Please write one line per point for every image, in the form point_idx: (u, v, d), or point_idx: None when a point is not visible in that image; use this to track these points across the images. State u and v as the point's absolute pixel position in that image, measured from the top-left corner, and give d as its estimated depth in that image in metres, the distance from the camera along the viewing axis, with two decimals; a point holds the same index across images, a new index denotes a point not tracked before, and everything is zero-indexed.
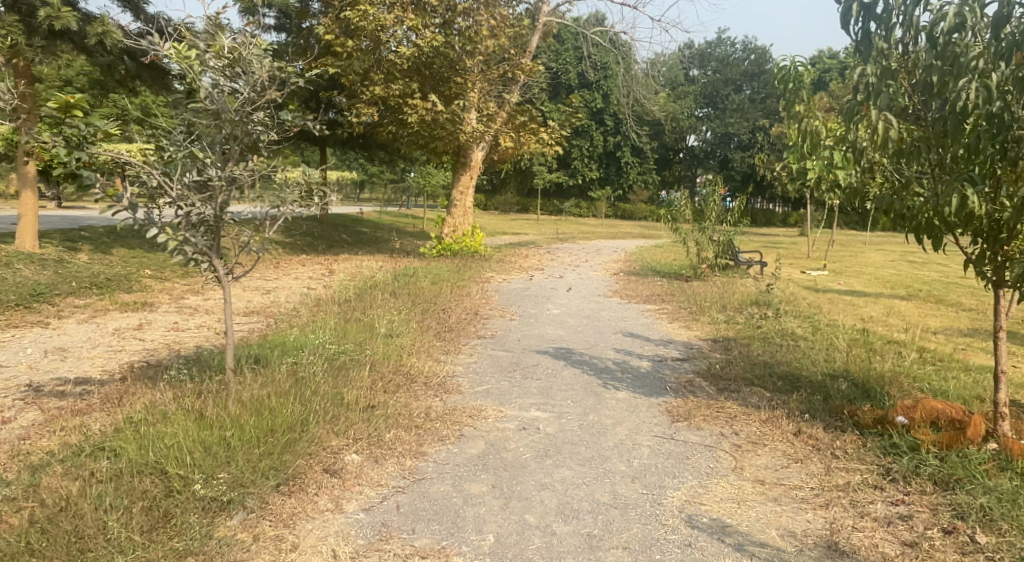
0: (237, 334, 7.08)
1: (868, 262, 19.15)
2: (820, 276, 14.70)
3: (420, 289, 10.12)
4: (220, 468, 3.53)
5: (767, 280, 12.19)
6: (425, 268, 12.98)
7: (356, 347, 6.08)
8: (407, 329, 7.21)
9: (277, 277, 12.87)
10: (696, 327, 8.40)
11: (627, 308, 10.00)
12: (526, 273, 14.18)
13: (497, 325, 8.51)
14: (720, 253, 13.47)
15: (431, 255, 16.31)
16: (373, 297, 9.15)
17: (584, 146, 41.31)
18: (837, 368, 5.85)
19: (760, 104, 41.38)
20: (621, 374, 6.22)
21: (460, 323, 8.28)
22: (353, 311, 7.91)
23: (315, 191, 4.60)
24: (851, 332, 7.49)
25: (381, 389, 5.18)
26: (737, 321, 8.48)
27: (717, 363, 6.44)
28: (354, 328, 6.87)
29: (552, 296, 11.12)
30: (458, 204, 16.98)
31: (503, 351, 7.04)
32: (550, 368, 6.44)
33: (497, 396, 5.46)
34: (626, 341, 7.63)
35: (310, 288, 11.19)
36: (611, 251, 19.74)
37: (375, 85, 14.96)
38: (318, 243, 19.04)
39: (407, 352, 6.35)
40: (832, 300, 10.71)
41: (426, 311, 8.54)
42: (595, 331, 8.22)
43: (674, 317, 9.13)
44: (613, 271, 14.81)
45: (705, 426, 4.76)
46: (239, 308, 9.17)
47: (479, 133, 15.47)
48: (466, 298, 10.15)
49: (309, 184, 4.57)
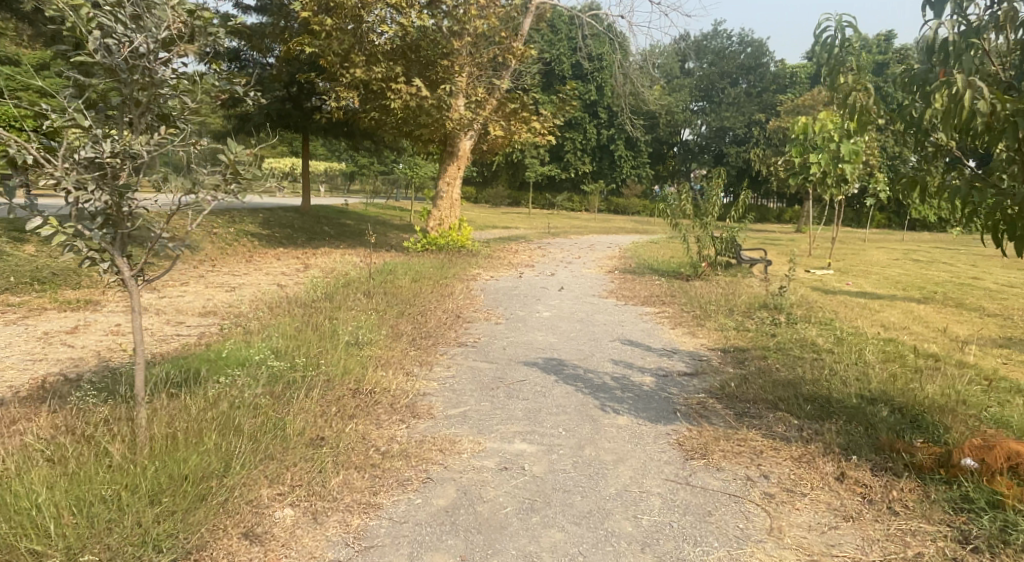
0: (180, 340, 6.18)
1: (873, 261, 18.35)
2: (827, 275, 13.88)
3: (398, 289, 9.19)
4: (91, 542, 2.73)
5: (773, 281, 11.36)
6: (406, 264, 12.10)
7: (310, 360, 5.18)
8: (378, 338, 6.30)
9: (246, 272, 11.94)
10: (702, 335, 7.53)
11: (624, 311, 9.11)
12: (516, 270, 13.30)
13: (480, 331, 7.62)
14: (722, 250, 12.62)
15: (415, 250, 15.42)
16: (344, 297, 8.22)
17: (576, 138, 40.42)
18: (875, 390, 5.01)
19: (757, 98, 40.65)
20: (620, 394, 5.35)
21: (438, 328, 7.40)
22: (317, 315, 6.98)
23: (242, 175, 3.64)
24: (879, 342, 6.65)
25: (334, 414, 4.30)
26: (747, 328, 7.63)
27: (732, 381, 5.58)
28: (313, 336, 5.94)
29: (542, 296, 10.24)
30: (445, 196, 16.07)
31: (485, 364, 6.14)
32: (539, 385, 5.54)
33: (475, 422, 4.57)
34: (626, 352, 6.75)
35: (279, 285, 10.26)
36: (605, 247, 18.88)
37: (356, 68, 13.97)
38: (297, 236, 18.12)
39: (373, 367, 5.44)
40: (845, 303, 9.89)
41: (401, 315, 7.63)
42: (589, 339, 7.33)
43: (677, 322, 8.26)
44: (608, 268, 13.93)
45: (726, 467, 3.91)
46: (195, 307, 8.27)
47: (468, 120, 14.55)
48: (448, 298, 9.24)
49: (234, 169, 3.60)
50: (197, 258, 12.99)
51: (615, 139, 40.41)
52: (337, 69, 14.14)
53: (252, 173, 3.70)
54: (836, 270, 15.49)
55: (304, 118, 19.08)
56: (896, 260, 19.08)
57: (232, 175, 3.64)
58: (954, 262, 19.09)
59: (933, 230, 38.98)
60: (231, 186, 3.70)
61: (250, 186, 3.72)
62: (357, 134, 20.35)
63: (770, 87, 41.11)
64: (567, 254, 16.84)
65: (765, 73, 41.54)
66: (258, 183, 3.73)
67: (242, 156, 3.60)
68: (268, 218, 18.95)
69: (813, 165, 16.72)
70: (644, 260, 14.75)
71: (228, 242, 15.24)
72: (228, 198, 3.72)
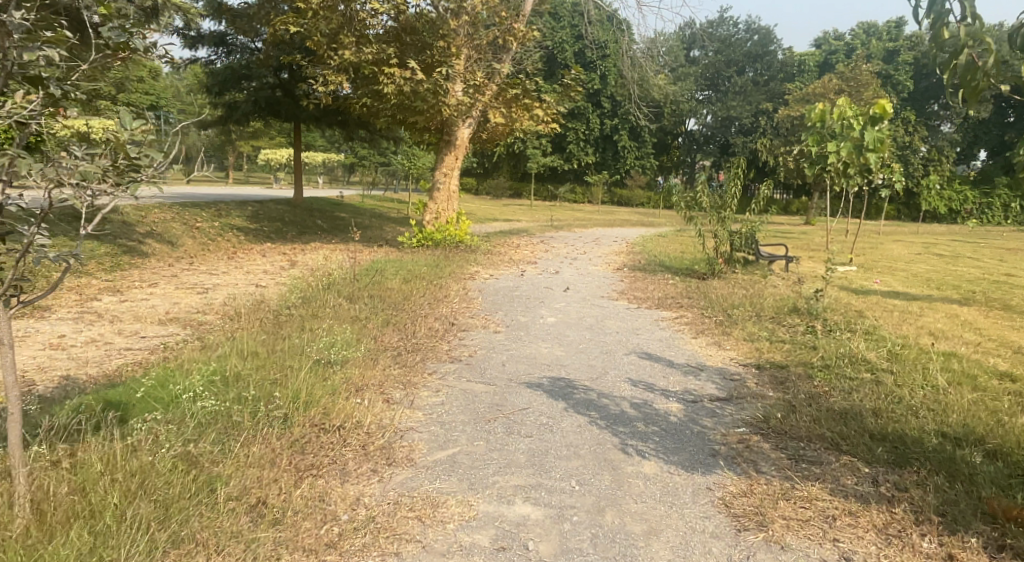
0: (122, 359, 5.25)
1: (894, 255, 17.46)
2: (850, 273, 12.96)
3: (387, 293, 8.23)
4: None
5: (798, 280, 10.45)
6: (397, 262, 11.18)
7: (266, 388, 4.23)
8: (356, 355, 5.37)
9: (226, 271, 11.00)
10: (730, 347, 6.60)
11: (638, 317, 8.17)
12: (517, 267, 12.36)
13: (476, 341, 6.69)
14: (740, 246, 11.68)
15: (410, 245, 14.56)
16: (322, 303, 7.28)
17: (580, 128, 39.36)
18: (959, 429, 4.10)
19: (764, 86, 39.71)
20: (645, 426, 4.42)
21: (428, 340, 6.48)
22: (289, 325, 6.06)
23: (136, 159, 2.93)
24: (938, 358, 5.74)
25: (280, 469, 3.37)
26: (782, 339, 6.70)
27: (777, 411, 4.64)
28: (274, 355, 5.00)
29: (545, 298, 9.30)
30: (441, 188, 15.09)
31: (480, 387, 5.20)
32: (545, 415, 4.59)
33: (466, 473, 3.63)
34: (645, 370, 5.81)
35: (258, 286, 9.33)
36: (611, 241, 17.93)
37: (345, 49, 12.99)
38: (287, 231, 17.22)
39: (344, 396, 4.50)
40: (881, 305, 8.99)
41: (386, 325, 6.69)
42: (601, 352, 6.42)
43: (699, 330, 7.33)
44: (616, 265, 13.00)
45: (795, 544, 3.02)
46: (158, 313, 7.34)
47: (465, 106, 13.59)
48: (442, 303, 8.29)
49: (125, 151, 2.90)
50: (173, 257, 12.05)
51: (618, 129, 39.40)
52: (324, 50, 13.15)
53: (150, 159, 3.01)
54: (859, 265, 14.59)
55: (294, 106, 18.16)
56: (917, 254, 18.20)
57: (126, 160, 2.92)
58: (978, 256, 18.20)
59: (944, 222, 38.05)
60: (122, 176, 2.97)
61: (148, 177, 3.03)
62: (350, 122, 19.43)
63: (778, 75, 40.15)
64: (572, 249, 15.88)
65: (773, 61, 40.52)
66: (161, 171, 3.07)
67: (135, 133, 2.92)
68: (256, 210, 18.00)
69: (831, 154, 15.80)
70: (655, 255, 13.81)
71: (211, 238, 14.29)
72: (118, 191, 2.99)
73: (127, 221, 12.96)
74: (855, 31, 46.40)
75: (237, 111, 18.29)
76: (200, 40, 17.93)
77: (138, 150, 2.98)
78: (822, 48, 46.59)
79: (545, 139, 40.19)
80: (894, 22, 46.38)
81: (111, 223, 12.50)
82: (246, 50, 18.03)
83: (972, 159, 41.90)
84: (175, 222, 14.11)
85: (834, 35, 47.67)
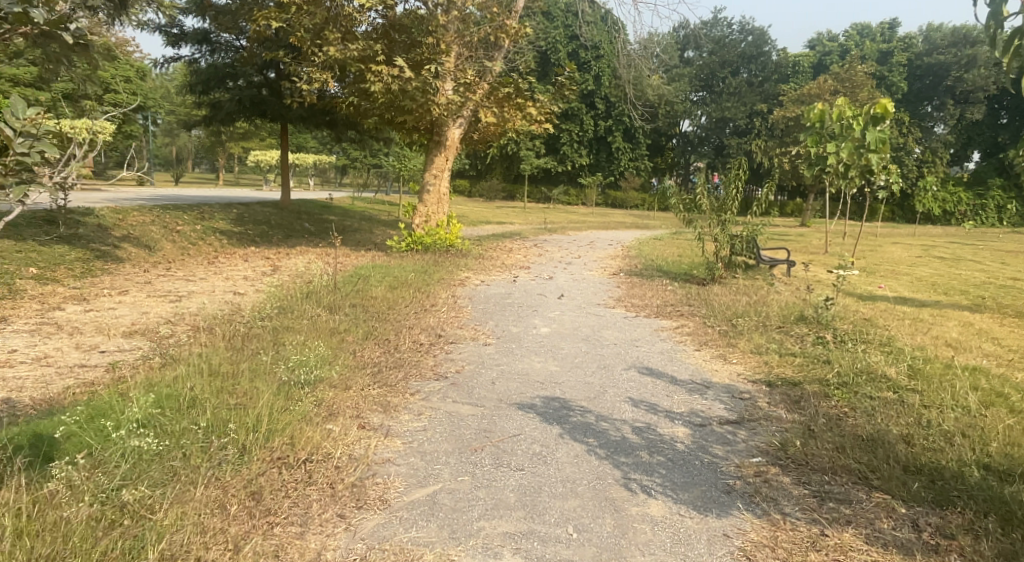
0: (71, 379, 4.77)
1: (895, 258, 17.08)
2: (853, 277, 12.57)
3: (370, 302, 7.74)
4: None
5: (802, 286, 10.06)
6: (384, 267, 10.72)
7: (220, 413, 3.75)
8: (330, 374, 4.88)
9: (204, 277, 10.50)
10: (737, 362, 6.14)
11: (637, 326, 7.71)
12: (509, 272, 11.91)
13: (465, 356, 6.23)
14: (741, 251, 11.26)
15: (399, 250, 14.08)
16: (299, 313, 6.79)
17: (573, 130, 38.92)
18: (1004, 460, 3.66)
19: (758, 87, 39.39)
20: (650, 455, 3.96)
21: (413, 355, 6.02)
22: (259, 340, 5.57)
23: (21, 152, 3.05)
24: (965, 374, 5.30)
25: (231, 520, 2.90)
26: (792, 352, 6.25)
27: (795, 436, 4.20)
28: (237, 375, 4.51)
29: (539, 306, 8.84)
30: (431, 190, 14.59)
31: (467, 410, 4.72)
32: (538, 443, 4.12)
33: (447, 517, 3.17)
34: (647, 388, 5.36)
35: (236, 294, 8.84)
36: (606, 244, 17.49)
37: (329, 45, 12.50)
38: (273, 234, 16.72)
39: (313, 424, 4.02)
40: (891, 313, 8.57)
41: (366, 339, 6.20)
42: (599, 367, 5.97)
43: (702, 341, 6.89)
44: (612, 269, 12.56)
45: None
46: (123, 324, 6.85)
47: (455, 104, 13.14)
48: (429, 312, 7.82)
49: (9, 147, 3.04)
50: (150, 262, 11.54)
51: (612, 130, 39.00)
52: (308, 46, 12.66)
53: (43, 153, 3.12)
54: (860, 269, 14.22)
55: (280, 106, 17.67)
56: (918, 257, 17.83)
57: (14, 153, 3.06)
58: (980, 259, 17.85)
59: (940, 224, 37.80)
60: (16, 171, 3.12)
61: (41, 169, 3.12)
62: (338, 123, 18.94)
63: (773, 76, 39.76)
64: (567, 253, 15.43)
65: (768, 62, 40.27)
66: (66, 164, 3.21)
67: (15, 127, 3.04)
68: (242, 213, 17.49)
69: (831, 155, 15.41)
70: (652, 259, 13.37)
71: (192, 242, 13.79)
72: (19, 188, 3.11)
73: (103, 225, 12.45)
74: (848, 32, 46.16)
75: (222, 111, 17.78)
76: (183, 38, 17.44)
77: (31, 146, 3.10)
78: (816, 49, 46.30)
79: (538, 140, 39.80)
80: (888, 23, 46.14)
81: (86, 227, 11.99)
82: (231, 48, 17.45)
83: (966, 161, 41.71)
84: (155, 225, 13.60)
85: (828, 36, 47.39)
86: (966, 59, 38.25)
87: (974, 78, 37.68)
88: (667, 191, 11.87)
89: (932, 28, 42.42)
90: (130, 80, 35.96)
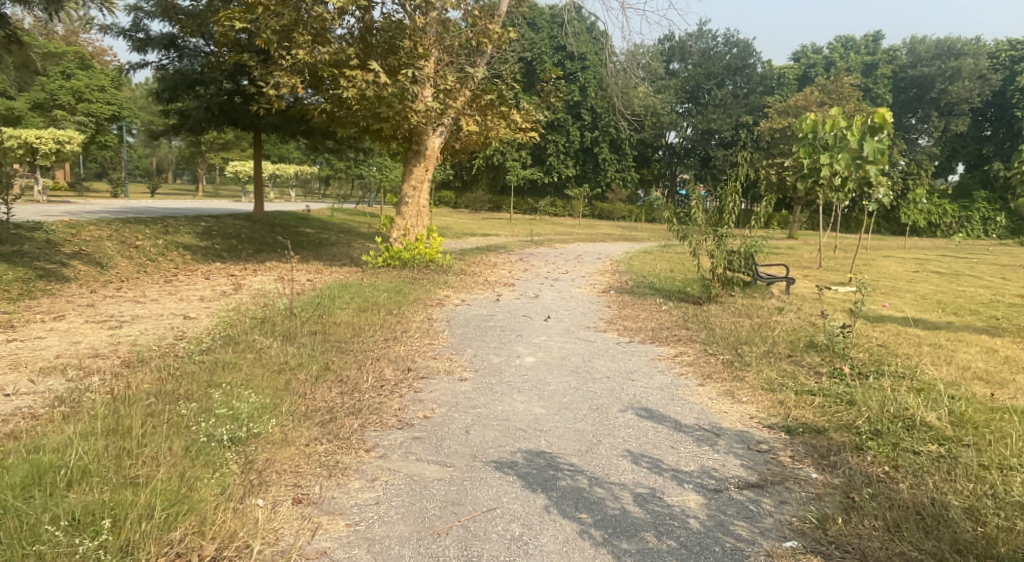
0: None
1: (892, 273, 16.45)
2: (854, 294, 11.89)
3: (332, 329, 6.88)
4: None
5: (806, 308, 9.32)
6: (354, 286, 9.87)
7: (102, 489, 3.07)
8: (265, 430, 4.08)
9: (156, 298, 9.62)
10: (749, 401, 5.34)
11: (631, 355, 6.90)
12: (492, 290, 11.12)
13: (436, 394, 5.41)
14: (739, 268, 10.51)
15: (375, 265, 13.22)
16: (248, 345, 5.94)
17: (559, 141, 38.28)
18: None
19: (744, 99, 39.06)
20: (654, 543, 3.19)
21: (375, 396, 5.18)
22: (189, 385, 4.75)
23: None
24: (1018, 421, 4.55)
25: None
26: (812, 389, 5.45)
27: (832, 510, 3.43)
28: (148, 433, 3.73)
29: (523, 330, 8.03)
30: (410, 202, 13.58)
31: (434, 471, 3.91)
32: (517, 522, 3.34)
33: None
34: (648, 437, 4.55)
35: (185, 319, 7.97)
36: (594, 259, 16.67)
37: (299, 48, 11.69)
38: (243, 249, 15.85)
39: (236, 504, 3.27)
40: (905, 338, 7.82)
41: (321, 377, 5.36)
42: (590, 408, 5.17)
43: (706, 374, 6.10)
44: (600, 286, 11.81)
45: None
46: (45, 358, 5.98)
47: (434, 112, 12.33)
48: (399, 339, 6.98)
49: None
50: (101, 281, 10.67)
51: (598, 141, 38.37)
52: (275, 49, 11.83)
53: None
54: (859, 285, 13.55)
55: (251, 115, 16.82)
56: (915, 271, 17.18)
57: None
58: (979, 274, 17.23)
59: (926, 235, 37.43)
60: None
61: None
62: (314, 132, 18.13)
63: (758, 88, 39.57)
64: (553, 268, 14.62)
65: (754, 73, 39.91)
66: None
67: None
68: (209, 226, 16.60)
69: (827, 166, 14.73)
70: (644, 276, 12.63)
71: (151, 259, 12.93)
72: None
73: (52, 240, 11.56)
74: (833, 44, 46.03)
75: (189, 119, 16.91)
76: (149, 43, 16.59)
77: None
78: (801, 61, 46.02)
79: (523, 151, 39.15)
80: (871, 36, 46.04)
81: (32, 243, 11.10)
82: (199, 53, 16.62)
83: (950, 173, 41.49)
84: (110, 241, 12.73)
85: (812, 48, 47.23)
86: (950, 71, 38.11)
87: (959, 91, 37.48)
88: (658, 204, 11.14)
89: (915, 41, 42.39)
90: (104, 89, 34.92)
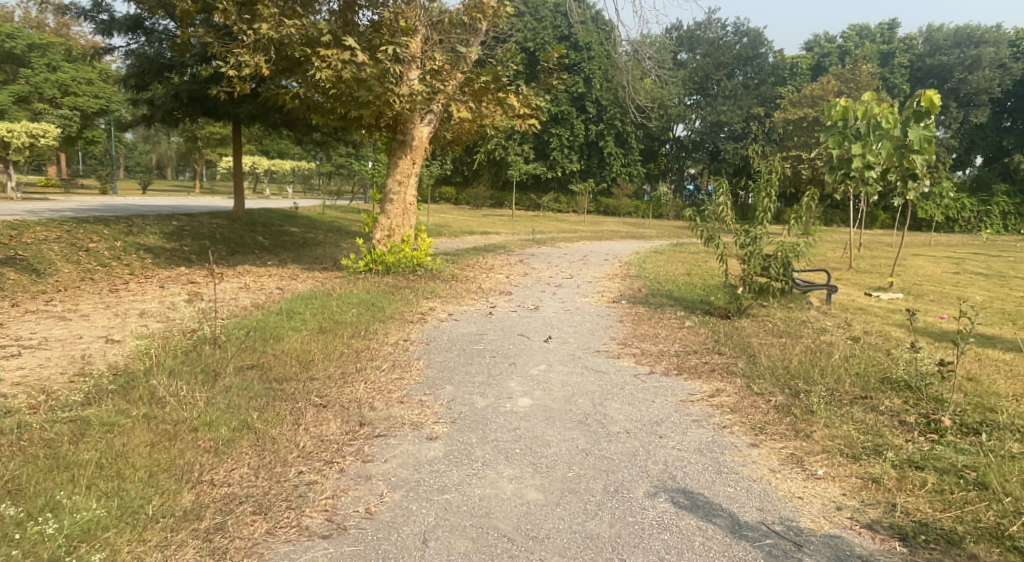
0: None
1: (930, 276, 14.84)
2: (902, 302, 10.32)
3: (271, 363, 5.37)
4: None
5: (860, 328, 7.77)
6: (323, 299, 8.37)
7: None
8: (88, 560, 2.69)
9: (88, 313, 8.16)
10: (828, 477, 3.81)
11: (654, 395, 5.34)
12: (486, 300, 9.62)
13: (393, 464, 3.90)
14: (778, 275, 8.73)
15: (356, 269, 11.71)
16: (148, 392, 4.45)
17: (563, 134, 36.57)
18: None
19: (755, 90, 37.41)
20: None
21: (300, 477, 3.61)
22: (21, 473, 3.29)
23: None
24: None
25: None
26: (916, 458, 3.91)
27: None
28: None
29: (519, 357, 6.50)
30: (394, 198, 11.98)
31: None
32: None
33: None
34: (695, 554, 3.05)
35: (103, 345, 6.44)
36: (601, 260, 15.14)
37: (263, 22, 10.20)
38: (216, 250, 14.36)
39: None
40: (995, 368, 6.25)
41: (233, 444, 3.86)
42: (608, 489, 3.64)
43: (760, 429, 4.57)
44: (610, 294, 10.30)
45: None
46: None
47: (420, 94, 10.78)
48: (360, 375, 5.45)
49: None
50: (31, 293, 9.18)
51: (604, 135, 36.78)
52: (235, 22, 10.32)
53: None
54: (901, 290, 11.95)
55: (224, 103, 15.31)
56: (954, 273, 15.56)
57: None
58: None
59: (944, 231, 35.56)
60: None
61: None
62: (296, 122, 16.59)
63: (769, 79, 38.04)
64: (557, 272, 13.09)
65: (763, 63, 38.10)
66: None
67: None
68: (181, 226, 15.08)
69: (858, 157, 12.55)
70: (660, 282, 11.11)
71: (103, 264, 11.46)
72: None
73: None
74: (846, 34, 44.36)
75: (158, 108, 15.45)
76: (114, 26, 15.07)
77: None
78: (813, 51, 44.27)
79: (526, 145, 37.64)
80: (886, 26, 44.31)
81: None
82: (168, 36, 15.02)
83: (967, 165, 39.59)
84: (56, 244, 11.25)
85: (824, 38, 45.52)
86: (969, 60, 36.28)
87: (978, 80, 35.48)
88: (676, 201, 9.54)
89: (933, 29, 40.62)
90: (92, 81, 33.11)
